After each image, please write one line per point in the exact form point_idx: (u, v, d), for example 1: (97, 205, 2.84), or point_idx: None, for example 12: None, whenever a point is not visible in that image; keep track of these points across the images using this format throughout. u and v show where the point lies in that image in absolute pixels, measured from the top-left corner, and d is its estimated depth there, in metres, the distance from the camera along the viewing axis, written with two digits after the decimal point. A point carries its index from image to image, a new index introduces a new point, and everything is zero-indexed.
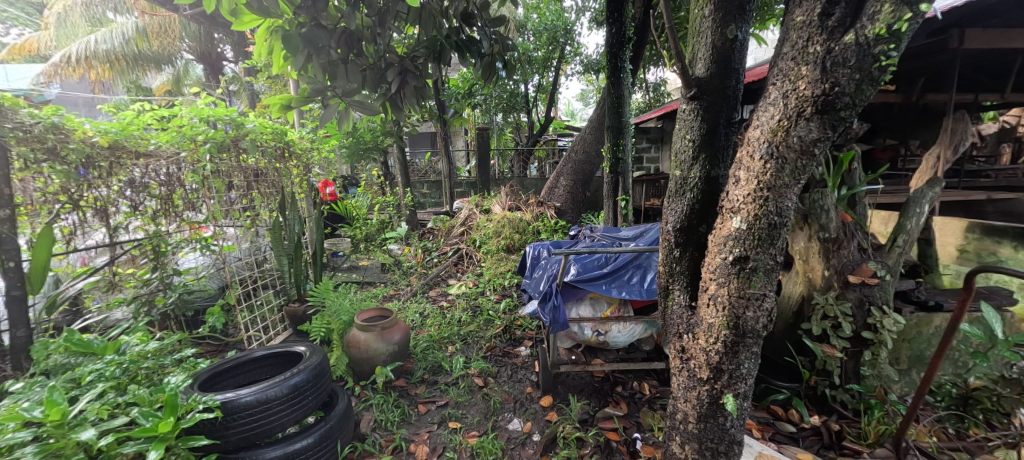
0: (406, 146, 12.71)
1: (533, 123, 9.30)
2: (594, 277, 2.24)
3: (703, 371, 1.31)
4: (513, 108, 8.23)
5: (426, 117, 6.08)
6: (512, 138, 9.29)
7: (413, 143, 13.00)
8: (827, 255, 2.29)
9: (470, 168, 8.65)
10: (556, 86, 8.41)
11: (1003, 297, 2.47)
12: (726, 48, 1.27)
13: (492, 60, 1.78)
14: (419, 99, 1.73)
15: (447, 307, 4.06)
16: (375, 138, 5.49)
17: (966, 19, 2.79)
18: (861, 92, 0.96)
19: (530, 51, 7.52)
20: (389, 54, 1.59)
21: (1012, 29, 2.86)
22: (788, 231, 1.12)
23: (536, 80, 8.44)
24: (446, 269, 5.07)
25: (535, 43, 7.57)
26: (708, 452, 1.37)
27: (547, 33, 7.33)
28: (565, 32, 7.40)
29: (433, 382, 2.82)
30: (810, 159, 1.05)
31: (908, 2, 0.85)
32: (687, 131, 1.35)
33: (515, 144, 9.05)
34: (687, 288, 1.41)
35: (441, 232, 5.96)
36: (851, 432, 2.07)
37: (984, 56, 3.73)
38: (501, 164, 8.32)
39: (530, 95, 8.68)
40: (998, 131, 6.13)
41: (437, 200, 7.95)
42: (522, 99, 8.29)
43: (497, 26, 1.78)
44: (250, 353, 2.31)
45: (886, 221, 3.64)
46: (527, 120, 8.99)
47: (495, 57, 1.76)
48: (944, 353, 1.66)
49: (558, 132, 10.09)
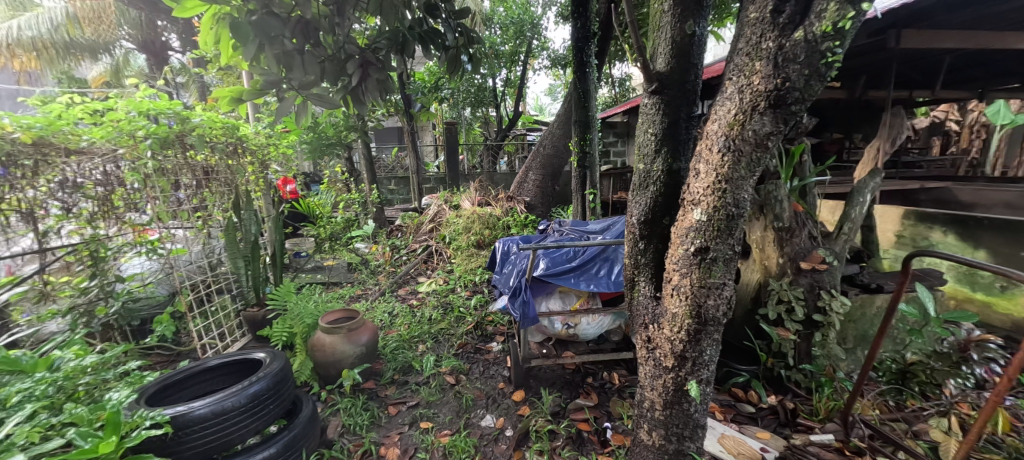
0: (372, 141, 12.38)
1: (502, 117, 9.27)
2: (562, 271, 2.25)
3: (668, 359, 1.34)
4: (482, 102, 8.15)
5: (392, 111, 5.94)
6: (481, 133, 9.24)
7: (380, 137, 12.76)
8: (781, 243, 2.41)
9: (439, 163, 8.53)
10: (525, 80, 8.40)
11: (934, 279, 2.67)
12: (684, 43, 1.28)
13: (457, 53, 1.75)
14: (383, 93, 1.67)
15: (417, 305, 4.00)
16: (339, 133, 5.32)
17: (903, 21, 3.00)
18: (810, 87, 1.00)
19: (498, 45, 7.45)
20: (349, 45, 1.53)
21: (942, 31, 3.09)
22: (745, 222, 1.16)
23: (504, 75, 8.39)
24: (416, 267, 4.99)
25: (502, 36, 7.51)
26: (673, 437, 1.41)
27: (514, 27, 7.28)
28: (532, 26, 7.37)
29: (404, 382, 2.77)
30: (764, 152, 1.09)
31: (852, 2, 0.90)
32: (649, 125, 1.37)
33: (485, 139, 9.02)
34: (652, 279, 1.44)
35: (410, 228, 5.86)
36: (804, 410, 2.20)
37: (918, 55, 4.01)
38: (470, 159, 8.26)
39: (499, 89, 8.63)
40: (930, 125, 6.64)
41: (406, 196, 7.81)
42: (491, 93, 8.23)
43: (462, 18, 1.76)
44: (205, 362, 2.19)
45: (834, 210, 3.87)
46: (496, 115, 8.95)
47: (460, 50, 1.75)
48: (886, 331, 1.78)
49: (527, 127, 10.10)
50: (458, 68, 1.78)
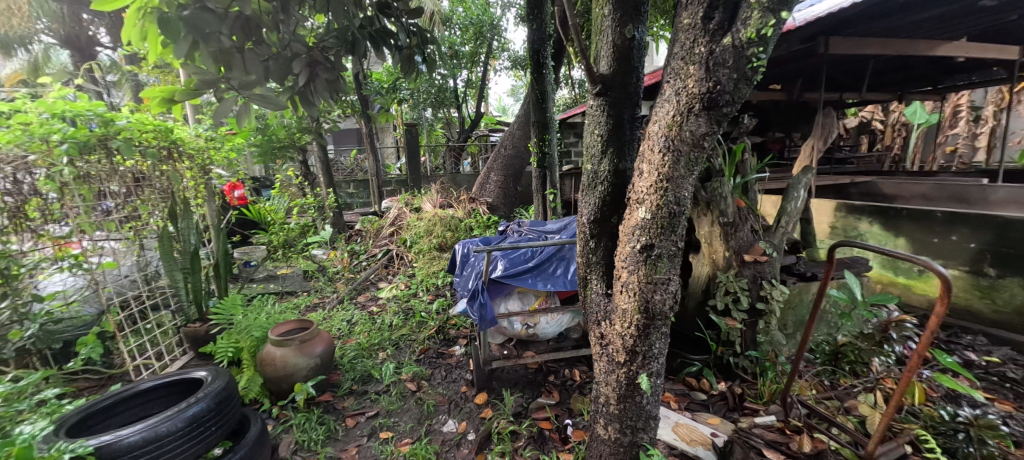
0: (329, 142, 11.94)
1: (464, 118, 9.21)
2: (520, 272, 2.26)
3: (620, 354, 1.38)
4: (443, 103, 8.05)
5: (348, 112, 5.75)
6: (443, 134, 9.14)
7: (338, 140, 12.35)
8: (727, 237, 2.54)
9: (400, 165, 8.35)
10: (486, 81, 8.37)
11: (861, 267, 2.91)
12: (625, 47, 1.31)
13: (411, 53, 1.74)
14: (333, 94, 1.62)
15: (378, 311, 3.89)
16: (291, 135, 5.09)
17: (830, 29, 3.24)
18: (738, 90, 1.05)
19: (458, 45, 7.38)
20: (295, 43, 1.49)
21: (865, 39, 3.36)
22: (686, 219, 1.21)
23: (465, 75, 8.33)
24: (376, 272, 4.86)
25: (462, 37, 7.44)
26: (628, 429, 1.45)
27: (474, 27, 7.24)
28: (492, 27, 7.36)
29: (362, 392, 2.69)
30: (701, 152, 1.14)
31: (773, 10, 0.96)
32: (596, 126, 1.40)
33: (447, 140, 8.92)
34: (603, 276, 1.47)
35: (370, 233, 5.70)
36: (751, 394, 2.33)
37: (845, 61, 4.35)
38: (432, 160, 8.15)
39: (460, 90, 8.56)
40: (859, 124, 7.22)
41: (366, 200, 7.59)
42: (452, 94, 8.14)
43: (417, 18, 1.76)
44: (138, 385, 2.02)
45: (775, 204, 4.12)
46: (457, 116, 8.86)
47: (414, 50, 1.74)
48: (817, 316, 1.92)
49: (490, 128, 10.08)
50: (412, 69, 1.75)
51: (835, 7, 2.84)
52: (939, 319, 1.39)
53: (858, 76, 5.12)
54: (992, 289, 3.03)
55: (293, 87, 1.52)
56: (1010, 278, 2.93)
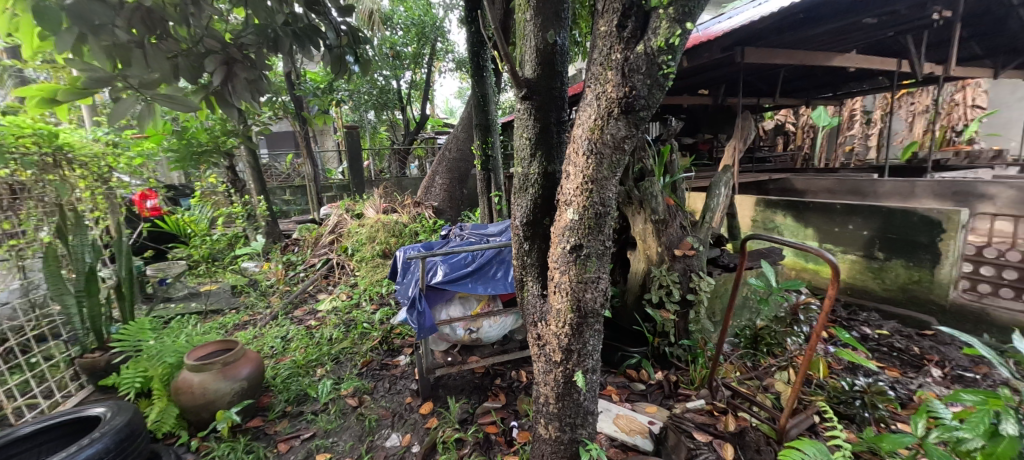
0: (262, 146, 11.14)
1: (408, 120, 8.96)
2: (459, 276, 2.24)
3: (556, 354, 1.40)
4: (386, 105, 7.79)
5: (280, 114, 5.38)
6: (387, 137, 8.84)
7: (272, 143, 11.56)
8: (658, 234, 2.68)
9: (341, 169, 7.96)
10: (430, 83, 8.20)
11: (776, 256, 3.19)
12: (547, 52, 1.34)
13: (342, 53, 1.68)
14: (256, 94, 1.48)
15: (316, 325, 3.67)
16: (215, 140, 4.65)
17: (745, 39, 3.53)
18: (652, 95, 1.11)
19: (399, 46, 7.17)
20: (208, 39, 1.36)
21: (774, 49, 3.69)
22: (612, 219, 1.26)
23: (409, 77, 8.11)
24: (315, 283, 4.58)
25: (404, 37, 7.22)
26: (567, 427, 1.48)
27: (416, 28, 7.07)
28: (435, 28, 7.22)
29: (297, 413, 2.52)
30: (622, 154, 1.18)
31: (680, 21, 1.02)
32: (524, 130, 1.41)
33: (392, 143, 8.64)
34: (538, 278, 1.48)
35: (307, 242, 5.37)
36: (684, 380, 2.47)
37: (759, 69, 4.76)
38: (377, 163, 7.85)
39: (404, 92, 8.32)
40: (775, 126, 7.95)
41: (303, 207, 7.15)
42: (395, 95, 7.90)
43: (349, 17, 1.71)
44: (16, 430, 1.75)
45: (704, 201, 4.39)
46: (402, 118, 8.61)
47: (345, 49, 1.69)
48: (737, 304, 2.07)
49: (436, 130, 9.89)
50: (345, 68, 1.71)
51: (749, 20, 3.10)
52: (833, 300, 1.55)
53: (772, 82, 5.63)
54: (881, 270, 3.46)
55: (209, 87, 1.38)
56: (895, 260, 3.36)
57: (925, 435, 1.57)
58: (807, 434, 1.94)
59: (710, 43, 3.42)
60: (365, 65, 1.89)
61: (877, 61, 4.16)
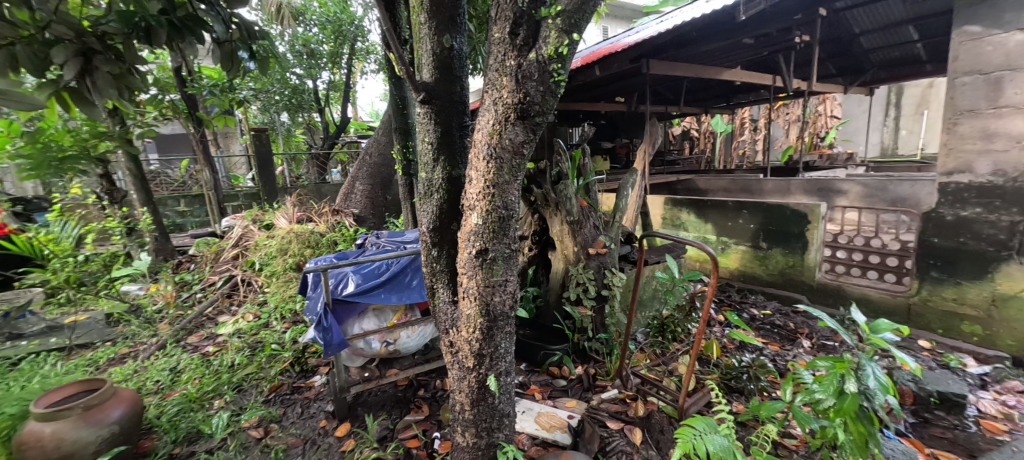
0: (151, 150, 9.72)
1: (328, 122, 8.37)
2: (372, 287, 2.14)
3: (469, 360, 1.39)
4: (301, 106, 7.19)
5: (168, 114, 4.71)
6: (304, 140, 8.18)
7: (165, 147, 10.15)
8: (574, 234, 2.80)
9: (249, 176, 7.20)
10: (351, 84, 7.73)
11: (679, 250, 3.49)
12: (445, 56, 1.34)
13: (233, 47, 1.60)
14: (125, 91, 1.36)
15: (215, 351, 3.25)
16: (82, 145, 3.82)
17: (652, 51, 3.85)
18: (546, 101, 1.15)
19: (314, 44, 6.65)
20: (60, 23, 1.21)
21: (674, 63, 4.03)
22: (515, 222, 1.28)
23: (327, 77, 7.58)
24: (215, 304, 4.07)
25: (320, 35, 6.69)
26: (483, 432, 1.47)
27: (332, 26, 6.55)
28: (354, 27, 6.78)
29: (187, 454, 2.21)
30: (521, 159, 1.21)
31: (567, 32, 1.07)
32: (425, 134, 1.38)
33: (309, 147, 8.01)
34: (448, 284, 1.46)
35: (205, 258, 4.76)
36: (601, 372, 2.59)
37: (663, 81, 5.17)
38: (292, 168, 7.21)
39: (321, 92, 7.75)
40: (682, 132, 8.72)
41: (203, 218, 6.35)
42: (312, 96, 7.32)
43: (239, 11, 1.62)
44: None
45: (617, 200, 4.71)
46: (320, 120, 8.01)
47: (237, 44, 1.60)
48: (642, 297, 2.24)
49: (359, 133, 9.37)
50: (235, 64, 1.63)
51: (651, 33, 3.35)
52: None
53: (676, 91, 6.17)
54: (765, 258, 3.94)
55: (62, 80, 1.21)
56: (776, 249, 3.86)
57: (793, 399, 1.83)
58: (703, 410, 2.14)
59: (621, 54, 3.68)
60: (263, 62, 1.79)
61: (757, 76, 4.72)
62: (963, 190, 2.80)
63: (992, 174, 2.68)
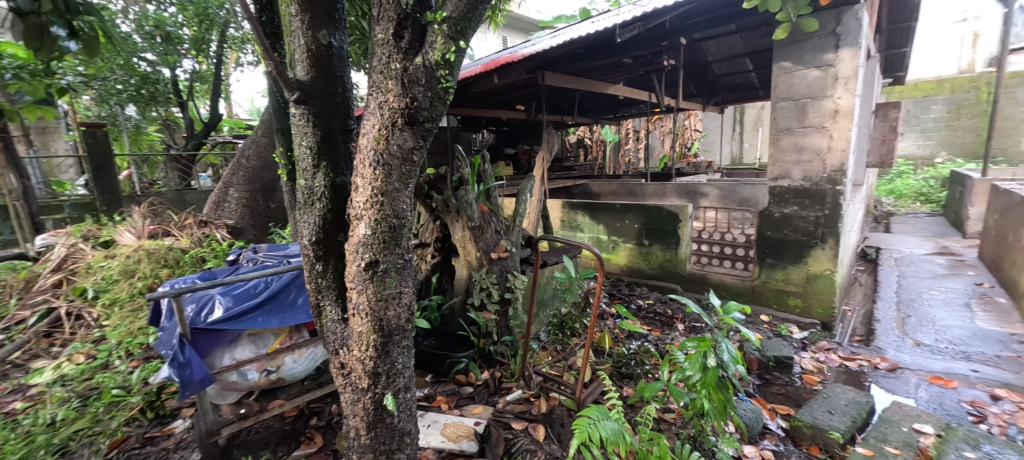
0: None
1: (192, 119, 7.19)
2: (246, 310, 1.89)
3: (362, 380, 1.29)
4: (155, 100, 6.05)
5: None
6: (161, 140, 6.91)
7: None
8: (476, 240, 2.80)
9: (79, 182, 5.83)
10: (223, 77, 6.76)
11: (575, 250, 3.72)
12: (322, 54, 1.24)
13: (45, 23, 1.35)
14: None
15: (26, 408, 2.54)
16: None
17: (547, 63, 4.06)
18: (435, 108, 1.13)
19: (169, 26, 5.56)
20: None
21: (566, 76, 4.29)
22: (408, 231, 1.23)
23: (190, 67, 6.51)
24: (26, 347, 3.19)
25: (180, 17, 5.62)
26: (382, 455, 1.38)
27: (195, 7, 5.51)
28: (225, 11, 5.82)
29: None
30: (412, 166, 1.17)
31: (453, 39, 1.07)
32: (302, 137, 1.26)
33: (167, 148, 6.79)
34: (337, 300, 1.35)
35: (10, 288, 3.71)
36: (506, 375, 2.62)
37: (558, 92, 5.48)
38: (142, 172, 6.01)
39: (183, 85, 6.63)
40: (576, 140, 9.35)
41: (7, 237, 4.95)
42: (170, 88, 6.22)
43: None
44: None
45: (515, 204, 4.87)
46: (182, 116, 6.85)
47: (50, 19, 1.35)
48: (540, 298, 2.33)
49: (234, 133, 8.22)
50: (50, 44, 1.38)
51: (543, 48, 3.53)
52: None
53: (570, 101, 6.57)
54: (647, 254, 4.41)
55: None
56: (655, 245, 4.33)
57: (671, 379, 2.06)
58: (598, 399, 2.30)
59: (518, 63, 3.82)
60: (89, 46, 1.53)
61: (636, 92, 5.25)
62: (785, 192, 3.47)
63: (804, 179, 3.37)
